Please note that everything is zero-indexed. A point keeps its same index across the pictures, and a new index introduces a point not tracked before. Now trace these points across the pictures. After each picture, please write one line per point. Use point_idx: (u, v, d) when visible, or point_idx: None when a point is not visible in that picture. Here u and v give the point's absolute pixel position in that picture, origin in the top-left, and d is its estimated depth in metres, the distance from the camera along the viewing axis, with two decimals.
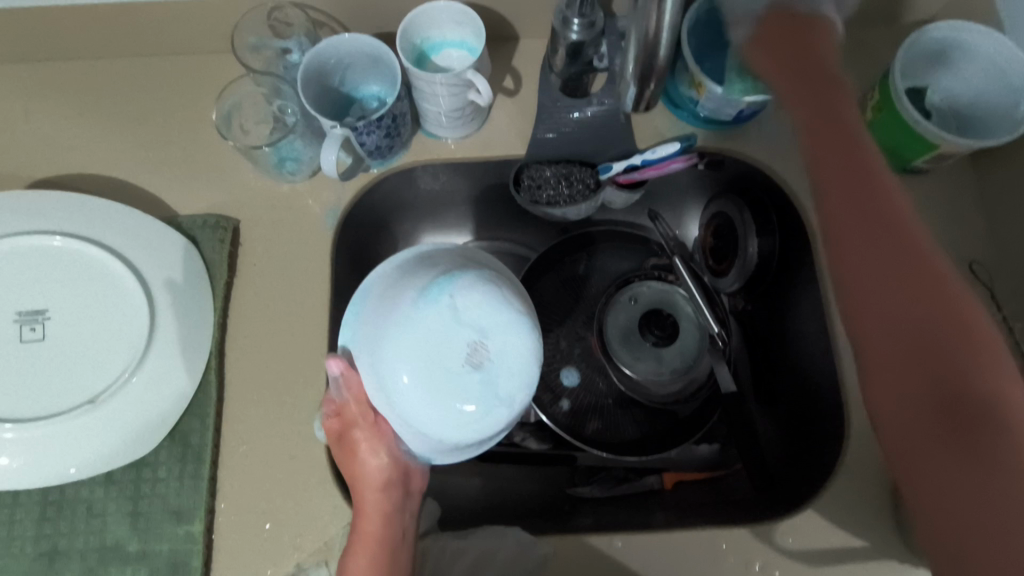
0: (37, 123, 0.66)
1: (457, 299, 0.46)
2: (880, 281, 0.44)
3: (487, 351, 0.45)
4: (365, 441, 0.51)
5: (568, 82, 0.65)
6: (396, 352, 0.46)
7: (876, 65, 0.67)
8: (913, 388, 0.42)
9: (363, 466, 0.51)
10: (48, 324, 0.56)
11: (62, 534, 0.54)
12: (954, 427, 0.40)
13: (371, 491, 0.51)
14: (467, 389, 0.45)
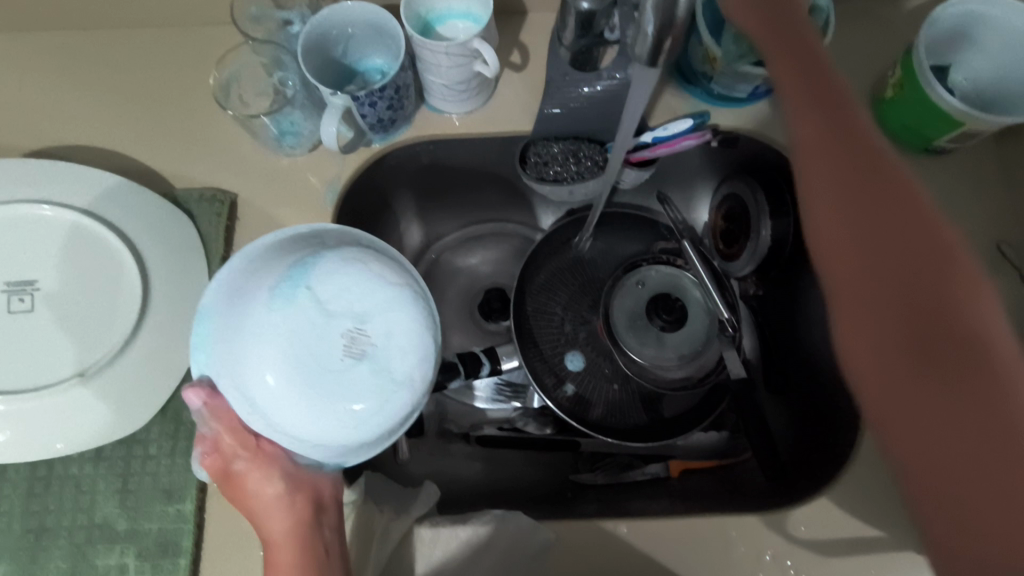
0: (31, 93, 0.64)
1: (316, 288, 0.43)
2: (885, 322, 0.38)
3: (361, 336, 0.43)
4: (253, 472, 0.48)
5: (577, 55, 0.61)
6: (257, 356, 0.43)
7: (897, 42, 0.65)
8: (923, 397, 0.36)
9: (258, 498, 0.48)
10: (36, 295, 0.54)
11: (49, 512, 0.53)
12: (986, 487, 0.34)
13: (278, 521, 0.48)
14: (350, 382, 0.42)
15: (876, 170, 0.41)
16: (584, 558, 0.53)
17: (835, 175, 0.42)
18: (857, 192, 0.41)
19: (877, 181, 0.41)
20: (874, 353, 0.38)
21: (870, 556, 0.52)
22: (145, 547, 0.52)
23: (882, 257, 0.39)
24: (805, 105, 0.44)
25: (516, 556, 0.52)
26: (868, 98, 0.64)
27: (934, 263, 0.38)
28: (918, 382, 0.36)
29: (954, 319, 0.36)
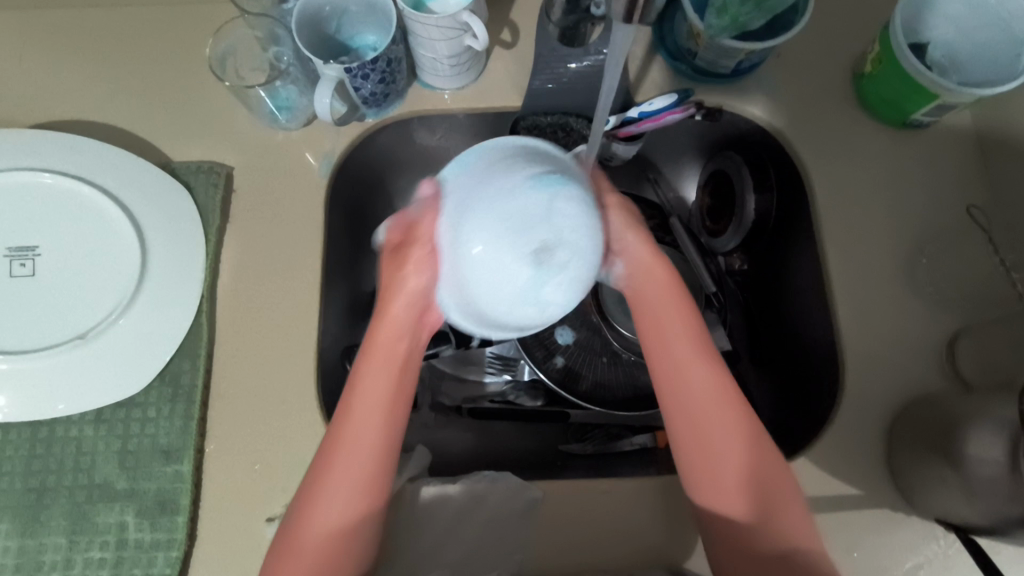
0: (31, 68, 0.66)
1: (557, 203, 0.39)
2: (737, 496, 0.47)
3: (557, 248, 0.40)
4: (392, 313, 0.47)
5: (566, 31, 0.64)
6: (483, 224, 0.39)
7: (877, 20, 0.66)
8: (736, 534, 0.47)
9: (375, 360, 0.48)
10: (37, 260, 0.56)
11: (49, 472, 0.54)
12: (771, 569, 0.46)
13: (368, 397, 0.47)
14: (512, 269, 0.39)
15: (724, 412, 0.48)
16: (570, 516, 0.54)
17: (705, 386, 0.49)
18: (711, 405, 0.48)
19: (727, 399, 0.48)
20: (729, 495, 0.47)
21: (848, 512, 0.54)
22: (143, 506, 0.54)
23: (723, 454, 0.48)
24: (651, 264, 0.50)
25: (507, 511, 0.54)
26: (848, 74, 0.65)
27: (747, 443, 0.48)
28: (737, 514, 0.47)
29: (776, 479, 0.48)
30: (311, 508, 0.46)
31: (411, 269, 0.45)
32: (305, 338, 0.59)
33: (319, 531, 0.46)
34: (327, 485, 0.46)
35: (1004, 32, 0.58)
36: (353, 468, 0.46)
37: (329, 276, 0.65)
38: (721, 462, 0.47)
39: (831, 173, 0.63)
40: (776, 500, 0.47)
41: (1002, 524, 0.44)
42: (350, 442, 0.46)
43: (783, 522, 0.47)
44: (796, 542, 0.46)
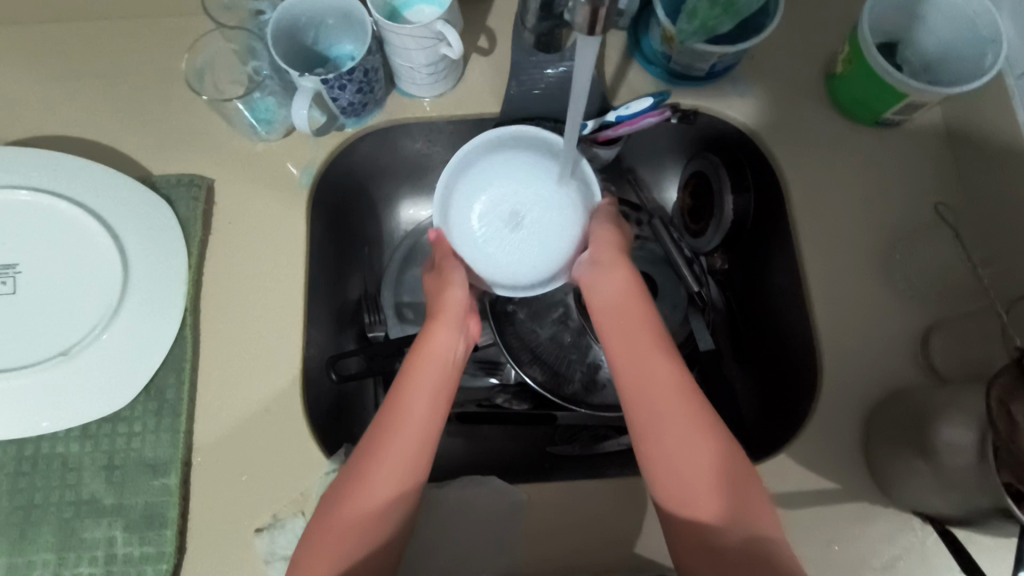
0: (8, 84, 0.65)
1: (554, 201, 0.62)
2: (686, 474, 0.47)
3: (529, 224, 0.62)
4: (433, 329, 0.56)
5: (540, 38, 0.63)
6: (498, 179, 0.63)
7: (849, 20, 0.67)
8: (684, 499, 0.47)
9: (427, 358, 0.54)
10: (18, 278, 0.56)
11: (37, 489, 0.54)
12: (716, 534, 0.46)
13: (420, 388, 0.52)
14: (490, 215, 0.62)
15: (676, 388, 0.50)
16: (555, 520, 0.55)
17: (651, 366, 0.52)
18: (671, 390, 0.50)
19: (662, 387, 0.50)
20: (667, 486, 0.48)
21: (828, 507, 0.55)
22: (131, 520, 0.54)
23: (660, 446, 0.49)
24: (610, 262, 0.58)
25: (496, 513, 0.56)
26: (822, 74, 0.66)
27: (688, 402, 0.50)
28: (680, 468, 0.47)
29: (716, 461, 0.47)
30: (362, 487, 0.48)
31: (446, 311, 0.57)
32: (290, 348, 0.59)
33: (358, 518, 0.47)
34: (378, 468, 0.48)
35: (971, 32, 0.58)
36: (402, 443, 0.49)
37: (313, 286, 0.65)
38: (666, 448, 0.48)
39: (805, 173, 0.64)
40: (724, 483, 0.47)
41: (975, 513, 0.46)
42: (396, 432, 0.50)
43: (733, 505, 0.46)
44: (749, 532, 0.46)
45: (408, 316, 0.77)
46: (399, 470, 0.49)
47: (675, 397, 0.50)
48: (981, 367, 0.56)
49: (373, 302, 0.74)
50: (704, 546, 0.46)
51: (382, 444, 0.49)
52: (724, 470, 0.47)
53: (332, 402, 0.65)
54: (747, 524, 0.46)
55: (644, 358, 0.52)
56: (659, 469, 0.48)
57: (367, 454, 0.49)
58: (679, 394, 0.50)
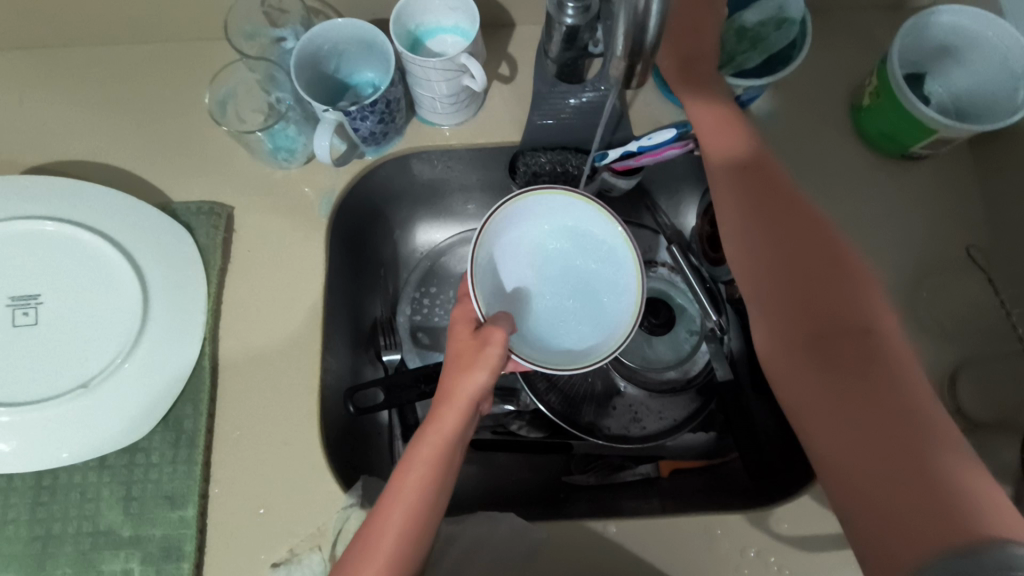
0: (31, 108, 0.65)
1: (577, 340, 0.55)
2: (830, 408, 0.42)
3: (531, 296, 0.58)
4: (442, 417, 0.50)
5: (563, 68, 0.62)
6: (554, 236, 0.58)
7: (875, 51, 0.67)
8: (801, 340, 0.45)
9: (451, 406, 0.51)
10: (40, 308, 0.56)
11: (54, 519, 0.54)
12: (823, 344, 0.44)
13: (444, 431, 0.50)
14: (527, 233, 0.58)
15: (775, 215, 0.49)
16: (574, 558, 0.55)
17: (791, 263, 0.47)
18: (769, 221, 0.49)
19: (812, 296, 0.45)
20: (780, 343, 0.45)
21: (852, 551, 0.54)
22: (148, 553, 0.54)
23: (773, 282, 0.47)
24: (718, 124, 0.53)
25: (513, 552, 0.55)
26: (847, 106, 0.66)
27: (786, 221, 0.48)
28: (772, 280, 0.47)
29: (862, 385, 0.41)
30: (389, 507, 0.47)
31: (453, 400, 0.51)
32: (308, 379, 0.59)
33: (387, 534, 0.47)
34: (405, 476, 0.48)
35: (1002, 66, 0.57)
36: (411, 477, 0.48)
37: (330, 314, 0.65)
38: (804, 354, 0.44)
39: (830, 206, 0.63)
40: (875, 418, 0.40)
41: None
42: (402, 474, 0.48)
43: (881, 447, 0.39)
44: (905, 451, 0.38)
45: (423, 340, 0.76)
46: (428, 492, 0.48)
47: (822, 289, 0.45)
48: (1012, 411, 0.54)
49: (387, 325, 0.74)
50: (852, 481, 0.39)
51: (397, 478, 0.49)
52: (847, 366, 0.42)
53: (349, 431, 0.65)
54: (915, 472, 0.38)
55: (790, 265, 0.47)
56: (765, 308, 0.47)
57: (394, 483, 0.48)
58: (831, 313, 0.44)
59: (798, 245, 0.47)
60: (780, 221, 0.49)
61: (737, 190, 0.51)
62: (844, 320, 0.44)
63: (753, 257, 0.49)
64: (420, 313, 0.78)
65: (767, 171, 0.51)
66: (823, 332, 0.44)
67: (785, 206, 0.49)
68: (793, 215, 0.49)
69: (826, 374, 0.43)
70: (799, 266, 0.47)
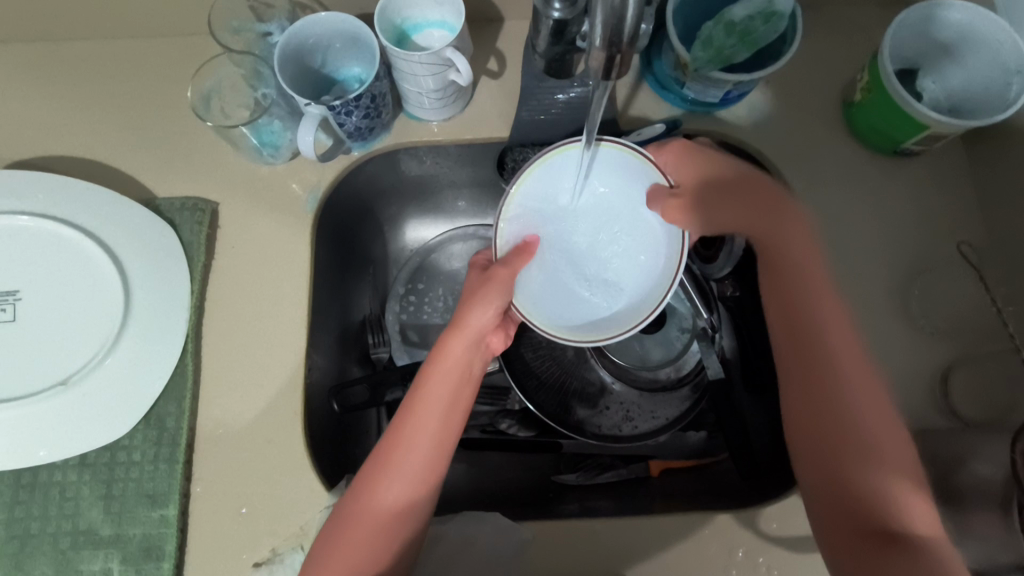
0: (14, 103, 0.65)
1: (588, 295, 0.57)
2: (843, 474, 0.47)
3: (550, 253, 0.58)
4: (445, 356, 0.54)
5: (551, 62, 0.61)
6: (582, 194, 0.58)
7: (867, 47, 0.66)
8: (822, 434, 0.48)
9: (426, 406, 0.52)
10: (19, 304, 0.56)
11: (34, 519, 0.53)
12: (848, 440, 0.48)
13: (416, 431, 0.51)
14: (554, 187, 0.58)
15: (820, 315, 0.51)
16: (561, 558, 0.54)
17: (808, 361, 0.51)
18: (797, 317, 0.52)
19: (827, 373, 0.50)
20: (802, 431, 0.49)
21: None
22: (128, 552, 0.53)
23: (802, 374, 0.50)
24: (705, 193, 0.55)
25: (497, 552, 0.55)
26: (838, 102, 0.65)
27: (816, 315, 0.51)
28: (798, 370, 0.51)
29: (869, 481, 0.46)
30: (379, 474, 0.50)
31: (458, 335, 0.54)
32: (292, 377, 0.58)
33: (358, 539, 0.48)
34: (405, 432, 0.51)
35: (996, 61, 0.56)
36: (419, 434, 0.51)
37: (316, 311, 0.64)
38: (813, 445, 0.49)
39: (821, 203, 0.62)
40: (871, 508, 0.46)
41: (993, 569, 0.44)
42: (411, 428, 0.51)
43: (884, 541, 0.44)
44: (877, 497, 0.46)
45: (412, 338, 0.76)
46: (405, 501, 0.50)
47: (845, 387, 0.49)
48: (1004, 409, 0.54)
49: (376, 323, 0.73)
50: None
51: (396, 437, 0.51)
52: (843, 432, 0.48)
53: (336, 429, 0.64)
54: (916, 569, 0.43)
55: (808, 354, 0.51)
56: (795, 400, 0.50)
57: (367, 484, 0.50)
58: (842, 406, 0.48)
59: (819, 340, 0.51)
60: (802, 314, 0.52)
61: (771, 278, 0.54)
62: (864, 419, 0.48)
63: (778, 345, 0.52)
64: (409, 311, 0.77)
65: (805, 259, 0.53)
66: (842, 433, 0.48)
67: (814, 298, 0.52)
68: (823, 311, 0.51)
69: (835, 464, 0.48)
70: (826, 361, 0.50)
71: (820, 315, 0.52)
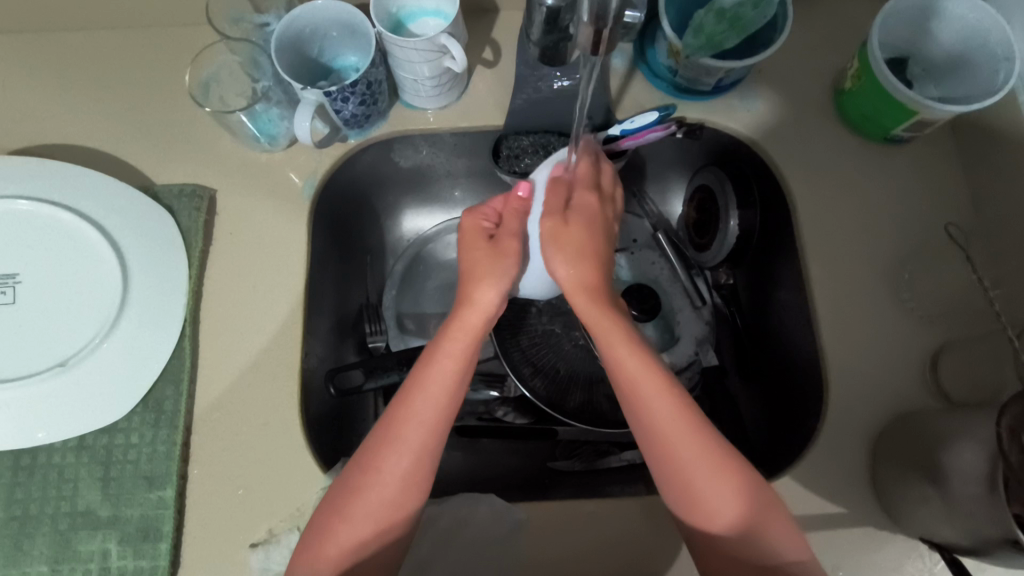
0: (16, 91, 0.66)
1: None
2: (708, 502, 0.45)
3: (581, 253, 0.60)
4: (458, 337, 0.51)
5: (545, 50, 0.62)
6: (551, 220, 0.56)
7: (857, 35, 0.67)
8: (705, 490, 0.45)
9: (422, 390, 0.49)
10: (19, 287, 0.56)
11: (32, 500, 0.54)
12: (722, 485, 0.45)
13: (417, 421, 0.48)
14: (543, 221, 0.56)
15: (637, 367, 0.48)
16: (554, 540, 0.54)
17: (671, 403, 0.47)
18: (632, 369, 0.49)
19: (695, 428, 0.46)
20: (683, 500, 0.46)
21: (831, 530, 0.54)
22: (125, 534, 0.53)
23: (665, 442, 0.46)
24: (583, 238, 0.53)
25: (491, 534, 0.55)
26: (830, 90, 0.66)
27: (631, 362, 0.49)
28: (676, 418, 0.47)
29: (751, 530, 0.45)
30: (379, 465, 0.48)
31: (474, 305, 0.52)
32: (289, 361, 0.59)
33: (343, 544, 0.47)
34: (411, 416, 0.49)
35: (983, 49, 0.57)
36: (421, 419, 0.49)
37: (311, 296, 0.65)
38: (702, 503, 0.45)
39: (812, 188, 0.63)
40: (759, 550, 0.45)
41: (983, 545, 0.45)
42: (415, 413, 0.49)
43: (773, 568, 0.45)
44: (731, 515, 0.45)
45: (409, 327, 0.76)
46: (388, 498, 0.47)
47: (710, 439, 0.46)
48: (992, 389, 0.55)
49: (374, 312, 0.73)
50: None
51: (406, 412, 0.49)
52: (723, 475, 0.45)
53: (330, 414, 0.65)
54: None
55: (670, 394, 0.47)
56: (683, 453, 0.46)
57: (367, 459, 0.48)
58: (715, 458, 0.46)
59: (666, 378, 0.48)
60: (616, 354, 0.50)
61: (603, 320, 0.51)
62: (728, 473, 0.45)
63: (642, 400, 0.48)
64: (405, 300, 0.77)
65: (590, 294, 0.52)
66: (722, 489, 0.45)
67: (611, 335, 0.50)
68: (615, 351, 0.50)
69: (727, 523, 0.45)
70: (683, 407, 0.47)
71: (632, 353, 0.49)
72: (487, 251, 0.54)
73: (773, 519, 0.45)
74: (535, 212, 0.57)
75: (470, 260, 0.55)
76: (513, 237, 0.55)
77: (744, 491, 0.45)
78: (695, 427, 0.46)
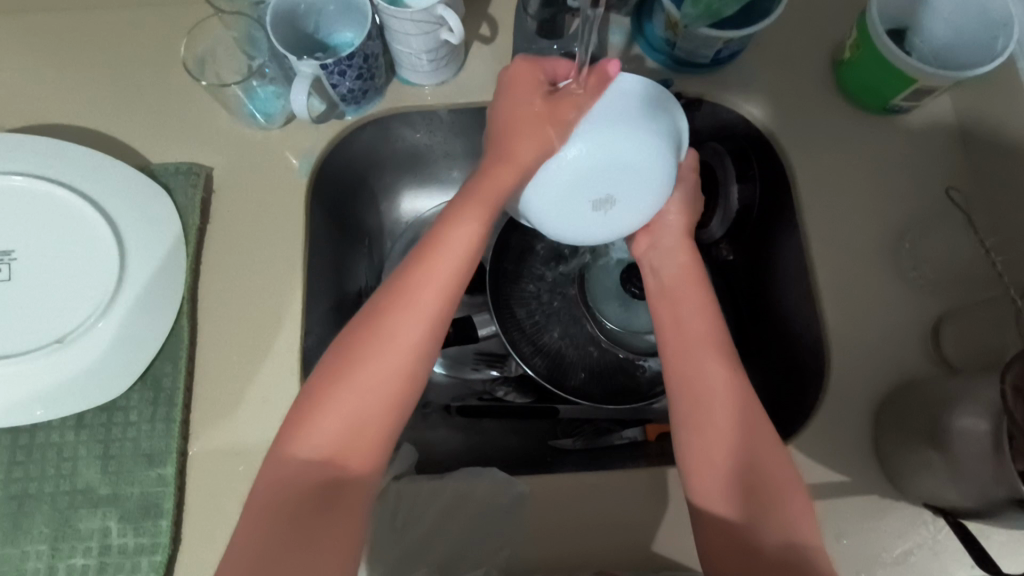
0: (9, 71, 0.65)
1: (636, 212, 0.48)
2: (713, 448, 0.46)
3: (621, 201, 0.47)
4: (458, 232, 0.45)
5: (544, 23, 0.64)
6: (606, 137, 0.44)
7: (855, 6, 0.66)
8: (730, 437, 0.46)
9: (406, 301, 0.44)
10: (14, 264, 0.56)
11: (31, 478, 0.53)
12: (756, 444, 0.46)
13: (395, 341, 0.43)
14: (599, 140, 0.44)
15: (703, 328, 0.51)
16: (558, 513, 0.54)
17: (720, 359, 0.49)
18: (696, 327, 0.51)
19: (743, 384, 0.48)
20: (705, 439, 0.47)
21: (835, 498, 0.54)
22: (126, 511, 0.53)
23: (709, 387, 0.48)
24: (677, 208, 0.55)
25: (494, 507, 0.55)
26: (828, 62, 0.65)
27: (699, 318, 0.51)
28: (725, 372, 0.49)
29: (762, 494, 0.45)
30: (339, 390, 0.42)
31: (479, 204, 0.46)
32: (288, 337, 0.58)
33: (286, 466, 0.42)
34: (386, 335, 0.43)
35: (982, 16, 0.57)
36: (400, 343, 0.43)
37: (310, 274, 0.64)
38: (716, 450, 0.46)
39: (812, 160, 0.63)
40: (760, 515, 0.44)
41: (988, 506, 0.45)
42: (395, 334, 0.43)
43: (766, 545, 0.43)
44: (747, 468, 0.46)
45: None
46: (343, 433, 0.42)
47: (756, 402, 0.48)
48: (994, 354, 0.55)
49: None
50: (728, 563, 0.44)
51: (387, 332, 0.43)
52: (750, 435, 0.47)
53: None
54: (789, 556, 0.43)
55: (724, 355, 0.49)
56: (722, 403, 0.47)
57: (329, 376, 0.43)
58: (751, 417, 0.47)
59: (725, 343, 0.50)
60: (678, 309, 0.52)
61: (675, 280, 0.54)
62: (758, 436, 0.47)
63: (694, 351, 0.50)
64: None
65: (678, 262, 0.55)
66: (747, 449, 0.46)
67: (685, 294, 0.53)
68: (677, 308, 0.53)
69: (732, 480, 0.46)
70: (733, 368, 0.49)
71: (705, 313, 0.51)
72: (535, 109, 0.47)
73: (791, 490, 0.45)
74: (598, 124, 0.44)
75: (519, 116, 0.47)
76: (568, 110, 0.45)
77: (767, 450, 0.46)
78: (735, 384, 0.48)
